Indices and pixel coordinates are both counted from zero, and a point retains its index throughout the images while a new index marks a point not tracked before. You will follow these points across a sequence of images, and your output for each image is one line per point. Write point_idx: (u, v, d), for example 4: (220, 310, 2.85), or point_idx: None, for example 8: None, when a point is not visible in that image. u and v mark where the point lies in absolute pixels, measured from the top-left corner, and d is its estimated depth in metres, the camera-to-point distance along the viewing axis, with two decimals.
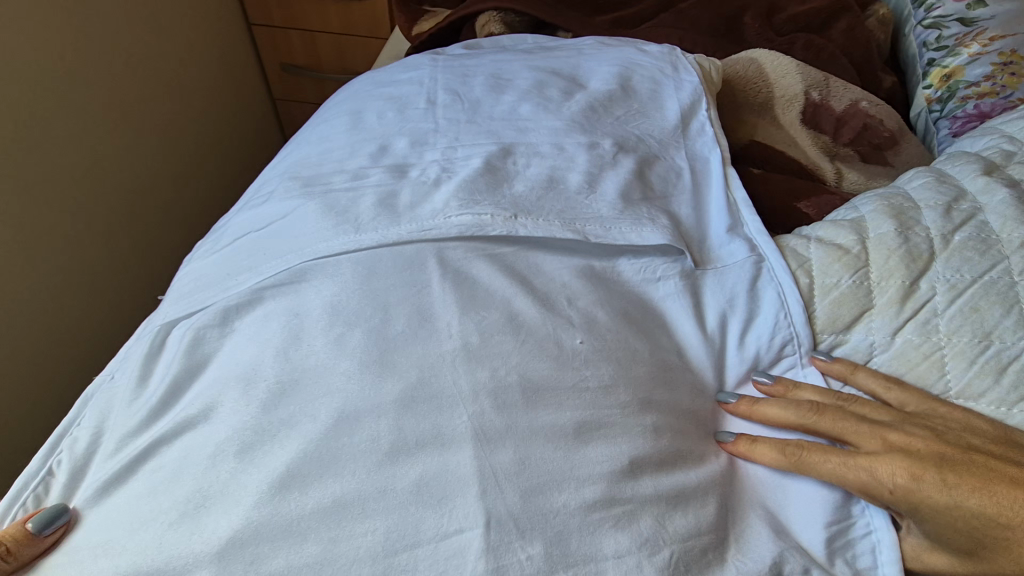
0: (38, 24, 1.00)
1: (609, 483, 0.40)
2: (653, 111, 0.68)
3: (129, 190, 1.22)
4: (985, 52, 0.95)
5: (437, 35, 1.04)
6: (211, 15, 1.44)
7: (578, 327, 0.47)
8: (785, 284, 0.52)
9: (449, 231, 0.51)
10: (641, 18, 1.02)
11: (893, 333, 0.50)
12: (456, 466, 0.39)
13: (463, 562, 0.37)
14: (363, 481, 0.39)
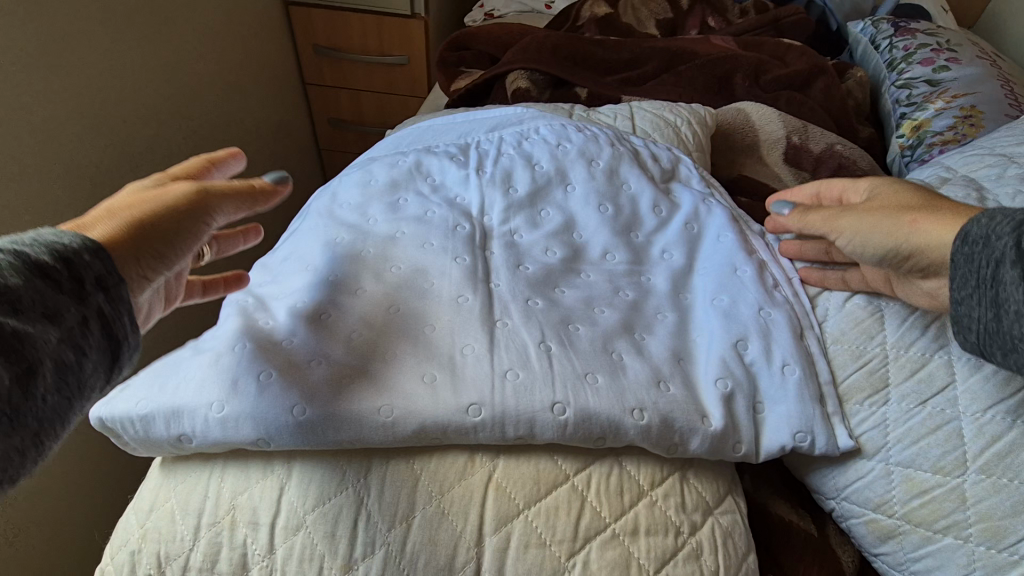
0: (143, 50, 1.17)
1: (610, 372, 0.49)
2: (692, 228, 0.64)
3: None
4: (948, 107, 1.12)
5: (472, 92, 1.23)
6: (274, 68, 1.68)
7: (643, 383, 0.48)
8: (815, 408, 0.49)
9: (521, 328, 0.50)
10: (646, 78, 1.19)
11: (845, 299, 0.56)
12: (515, 336, 0.50)
13: (532, 388, 0.46)
14: (469, 331, 0.50)
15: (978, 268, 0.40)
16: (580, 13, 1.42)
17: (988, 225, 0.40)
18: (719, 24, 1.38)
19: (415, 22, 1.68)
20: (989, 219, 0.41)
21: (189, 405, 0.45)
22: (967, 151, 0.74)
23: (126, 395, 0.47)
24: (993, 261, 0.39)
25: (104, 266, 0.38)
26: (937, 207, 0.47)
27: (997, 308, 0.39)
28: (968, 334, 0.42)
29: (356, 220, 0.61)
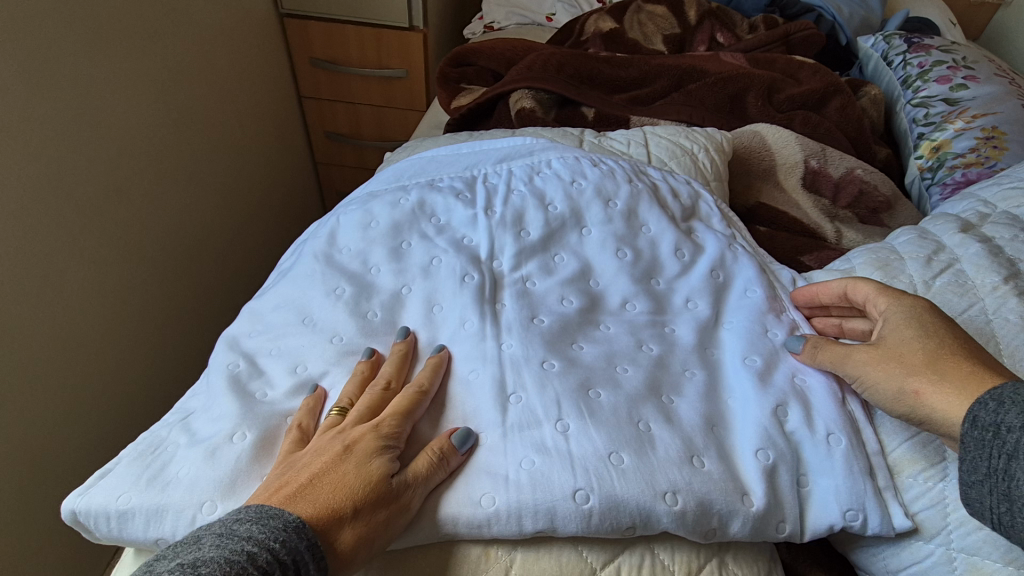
0: (133, 73, 1.12)
1: (634, 446, 0.44)
2: (717, 274, 0.60)
3: (186, 248, 1.32)
4: (969, 128, 1.08)
5: (474, 111, 1.18)
6: (270, 84, 1.63)
7: (673, 460, 0.43)
8: (868, 485, 0.44)
9: (532, 402, 0.47)
10: (654, 96, 1.15)
11: None
12: (529, 411, 0.46)
13: (550, 480, 0.42)
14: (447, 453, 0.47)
15: (990, 457, 0.39)
16: (584, 28, 1.39)
17: (997, 411, 0.39)
18: (728, 39, 1.33)
19: (413, 35, 1.64)
20: (997, 404, 0.39)
21: (180, 501, 0.47)
22: (1004, 184, 0.69)
23: (108, 485, 0.49)
24: (1005, 454, 0.38)
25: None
26: (941, 367, 0.43)
27: (1012, 502, 0.37)
28: (980, 518, 0.40)
29: (357, 270, 0.60)
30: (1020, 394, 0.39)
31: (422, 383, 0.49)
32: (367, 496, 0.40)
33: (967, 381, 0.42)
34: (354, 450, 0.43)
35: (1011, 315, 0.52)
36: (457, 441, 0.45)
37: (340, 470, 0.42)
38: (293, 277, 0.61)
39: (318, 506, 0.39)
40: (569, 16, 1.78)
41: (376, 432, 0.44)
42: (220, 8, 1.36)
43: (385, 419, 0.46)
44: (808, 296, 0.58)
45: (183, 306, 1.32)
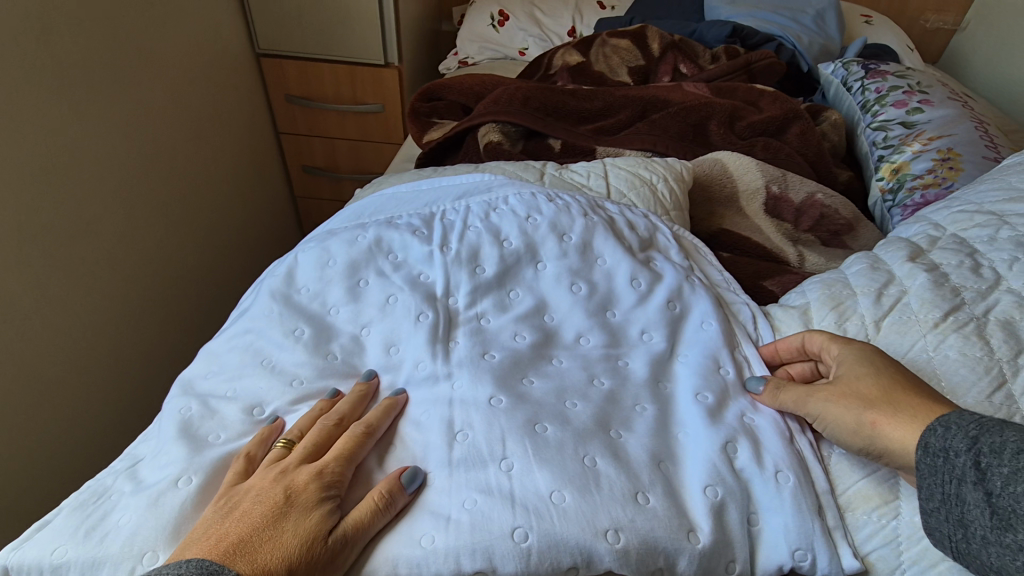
0: (107, 118, 1.12)
1: (580, 487, 0.43)
2: (675, 305, 0.60)
3: (160, 287, 1.30)
4: (926, 150, 1.10)
5: (444, 145, 1.20)
6: (246, 121, 1.64)
7: (619, 500, 0.43)
8: (817, 523, 0.44)
9: (478, 437, 0.46)
10: (620, 127, 1.17)
11: None
12: (476, 449, 0.46)
13: (491, 523, 0.41)
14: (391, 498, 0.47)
15: (943, 483, 0.40)
16: (552, 62, 1.43)
17: (945, 436, 0.41)
18: (691, 70, 1.37)
19: (388, 72, 1.66)
20: (945, 429, 0.41)
21: (117, 554, 0.45)
22: (954, 206, 0.70)
23: (44, 539, 0.47)
24: (955, 478, 0.39)
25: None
26: (895, 400, 0.45)
27: (967, 527, 0.38)
28: (942, 547, 0.41)
29: (314, 310, 0.59)
30: (965, 418, 0.41)
31: (370, 423, 0.48)
32: (309, 552, 0.39)
33: (917, 410, 0.44)
34: (296, 501, 0.42)
35: (951, 352, 0.52)
36: (405, 481, 0.44)
37: (280, 525, 0.40)
38: (249, 317, 0.60)
39: (257, 565, 0.38)
40: (540, 50, 1.83)
41: (319, 481, 0.43)
42: (195, 48, 1.37)
43: (329, 463, 0.45)
44: (769, 351, 0.58)
45: (157, 345, 1.30)
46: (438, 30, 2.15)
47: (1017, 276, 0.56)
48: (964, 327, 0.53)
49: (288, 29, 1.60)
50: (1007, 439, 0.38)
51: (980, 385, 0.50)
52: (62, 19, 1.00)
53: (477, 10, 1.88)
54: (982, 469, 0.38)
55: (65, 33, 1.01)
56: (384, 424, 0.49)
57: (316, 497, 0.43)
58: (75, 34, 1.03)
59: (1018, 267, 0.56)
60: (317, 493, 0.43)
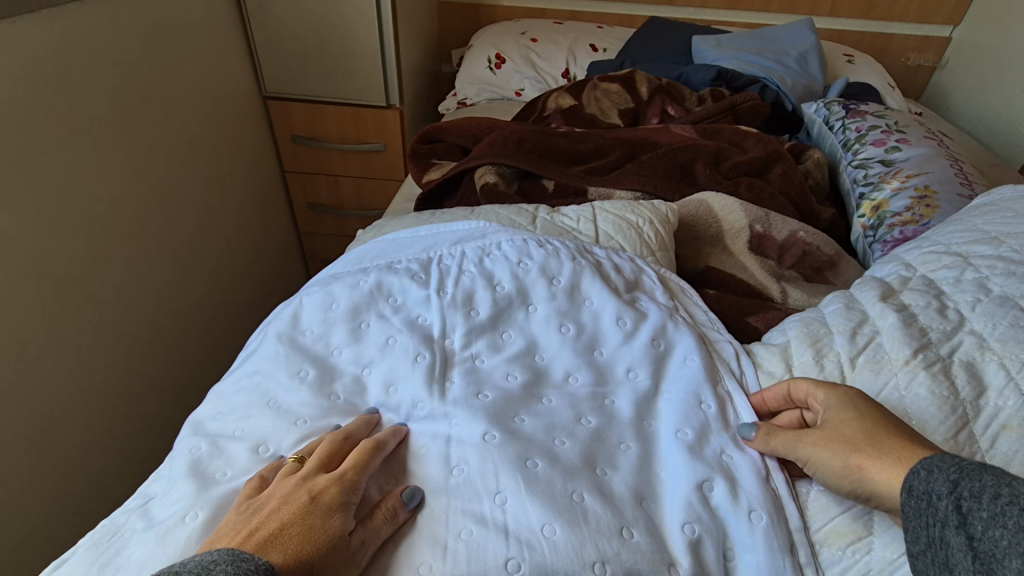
0: (121, 163, 1.18)
1: (568, 520, 0.46)
2: (659, 342, 0.64)
3: (168, 324, 1.34)
4: (904, 188, 1.15)
5: (443, 186, 1.25)
6: (252, 162, 1.70)
7: (605, 533, 0.46)
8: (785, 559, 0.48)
9: (473, 471, 0.49)
10: (611, 167, 1.23)
11: None
12: (471, 484, 0.48)
13: (484, 555, 0.44)
14: None
15: (928, 526, 0.41)
16: (546, 105, 1.50)
17: (927, 479, 0.42)
18: (679, 111, 1.44)
19: (389, 113, 1.74)
20: (927, 473, 0.42)
21: None
22: (925, 247, 0.73)
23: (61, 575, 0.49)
24: (939, 521, 0.40)
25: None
26: (878, 443, 0.47)
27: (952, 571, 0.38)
28: None
29: (319, 351, 0.63)
30: (946, 462, 0.42)
31: (381, 438, 0.52)
32: (331, 548, 0.42)
33: (902, 453, 0.46)
34: (319, 502, 0.45)
35: (921, 390, 0.54)
36: (406, 495, 0.48)
37: (308, 520, 0.43)
38: (257, 359, 0.64)
39: (287, 553, 0.41)
40: (535, 90, 1.91)
41: (340, 483, 0.47)
42: (205, 96, 1.45)
43: (347, 468, 0.48)
44: (759, 401, 0.59)
45: (164, 379, 1.33)
46: (438, 71, 2.24)
47: (979, 318, 0.58)
48: (932, 365, 0.55)
49: (294, 75, 1.68)
50: (985, 483, 0.39)
51: (946, 426, 0.52)
52: (81, 75, 1.07)
53: (475, 54, 1.97)
54: (963, 512, 0.38)
55: (84, 87, 1.08)
56: (392, 439, 0.53)
57: (336, 498, 0.46)
58: (93, 88, 1.10)
59: (981, 308, 0.59)
60: (336, 494, 0.46)
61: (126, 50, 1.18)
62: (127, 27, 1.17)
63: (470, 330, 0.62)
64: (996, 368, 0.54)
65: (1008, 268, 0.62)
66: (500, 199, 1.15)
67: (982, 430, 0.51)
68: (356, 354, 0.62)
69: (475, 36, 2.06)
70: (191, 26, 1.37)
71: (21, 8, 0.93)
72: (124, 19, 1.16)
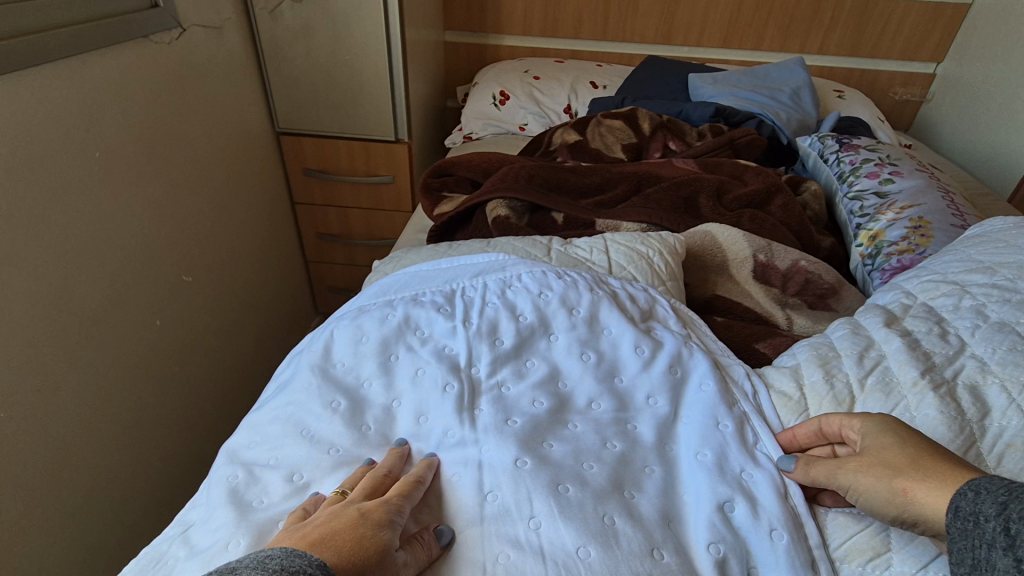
0: (142, 200, 1.22)
1: (602, 543, 0.49)
2: (676, 369, 0.67)
3: (183, 355, 1.36)
4: (899, 218, 1.20)
5: (456, 218, 1.30)
6: (265, 196, 1.76)
7: (635, 555, 0.48)
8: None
9: (508, 496, 0.52)
10: (617, 199, 1.28)
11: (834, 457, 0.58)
12: (508, 511, 0.51)
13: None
14: None
15: (973, 548, 0.41)
16: (552, 140, 1.56)
17: (976, 501, 0.42)
18: (680, 146, 1.50)
19: (399, 147, 1.80)
20: (975, 494, 0.43)
21: None
22: (923, 276, 0.77)
23: None
24: (985, 542, 0.40)
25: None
26: (921, 466, 0.48)
27: None
28: None
29: (351, 382, 0.66)
30: (994, 484, 0.43)
31: (420, 473, 0.54)
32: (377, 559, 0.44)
33: (948, 476, 0.46)
34: (368, 517, 0.47)
35: (931, 411, 0.57)
36: (436, 532, 0.50)
37: (358, 530, 0.45)
38: (289, 390, 0.66)
39: (339, 554, 0.42)
40: (539, 125, 1.98)
41: (386, 507, 0.49)
42: (221, 133, 1.50)
43: (392, 496, 0.51)
44: (788, 437, 0.61)
45: (178, 410, 1.35)
46: (444, 106, 2.32)
47: (978, 343, 0.62)
48: (939, 387, 0.58)
49: (307, 112, 1.75)
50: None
51: (956, 444, 0.54)
52: (108, 115, 1.12)
53: (480, 91, 2.05)
54: (1011, 534, 0.39)
55: (111, 129, 1.13)
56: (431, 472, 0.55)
57: (380, 516, 0.48)
58: (118, 127, 1.15)
59: (980, 334, 0.62)
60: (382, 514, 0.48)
61: (150, 91, 1.23)
62: (151, 69, 1.23)
63: (495, 359, 0.65)
64: (998, 390, 0.57)
65: (1002, 296, 0.66)
66: (513, 231, 1.19)
67: (989, 450, 0.54)
68: (387, 385, 0.65)
69: (480, 74, 2.14)
70: (211, 67, 1.44)
71: (56, 56, 0.99)
72: (149, 62, 1.22)
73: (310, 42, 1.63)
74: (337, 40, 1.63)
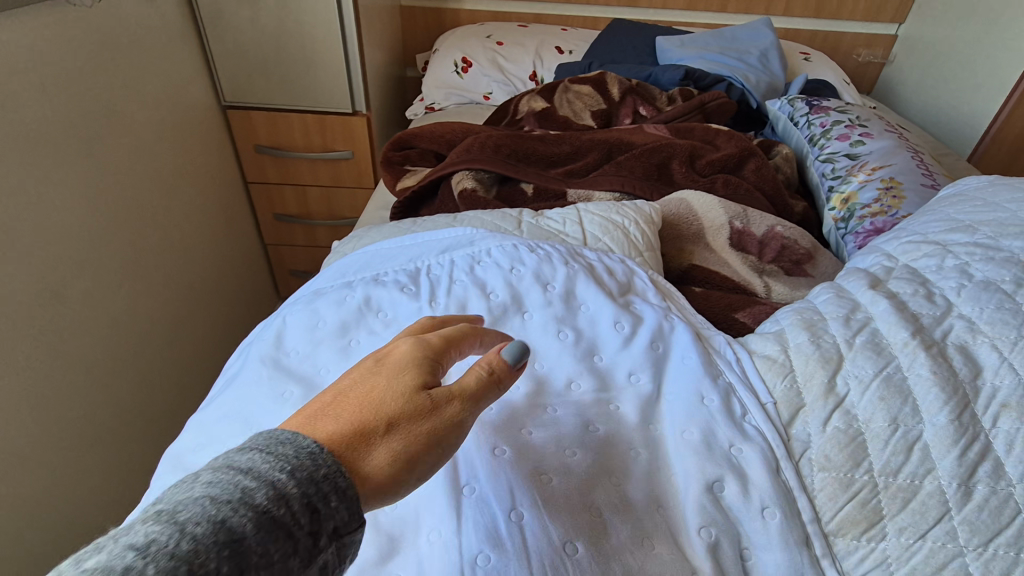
0: (72, 184, 1.10)
1: (590, 540, 0.46)
2: (659, 344, 0.63)
3: (129, 348, 1.27)
4: (871, 180, 1.18)
5: (420, 193, 1.22)
6: (214, 176, 1.64)
7: (626, 548, 0.46)
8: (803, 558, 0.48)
9: (487, 491, 0.47)
10: (588, 169, 1.22)
11: (824, 423, 0.55)
12: (487, 507, 0.46)
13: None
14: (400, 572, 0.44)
15: None
16: (518, 108, 1.49)
17: None
18: (650, 112, 1.46)
19: (357, 119, 1.70)
20: None
21: None
22: (903, 237, 0.75)
23: None
24: None
25: (344, 519, 0.29)
26: None
27: None
28: None
29: (306, 372, 0.59)
30: None
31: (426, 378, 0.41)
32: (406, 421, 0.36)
33: None
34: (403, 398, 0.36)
35: (924, 370, 0.54)
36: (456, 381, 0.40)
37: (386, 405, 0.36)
38: (239, 386, 0.60)
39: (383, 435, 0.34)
40: (504, 94, 1.90)
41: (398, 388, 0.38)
42: (161, 108, 1.38)
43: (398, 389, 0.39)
44: None
45: (125, 406, 1.27)
46: (403, 76, 2.20)
47: (966, 302, 0.60)
48: (930, 348, 0.55)
49: (255, 83, 1.62)
50: None
51: (948, 406, 0.51)
52: (27, 91, 0.99)
53: (440, 59, 1.94)
54: None
55: (34, 106, 1.01)
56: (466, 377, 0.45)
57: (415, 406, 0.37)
58: (40, 103, 1.03)
59: (966, 293, 0.60)
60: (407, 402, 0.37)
61: (76, 66, 1.11)
62: (74, 37, 1.10)
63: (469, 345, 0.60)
64: (988, 349, 0.55)
65: (986, 254, 0.64)
66: (480, 204, 1.12)
67: (983, 409, 0.51)
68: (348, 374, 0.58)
69: (440, 40, 2.03)
70: (144, 34, 1.31)
71: None
72: (71, 29, 1.09)
73: (255, 6, 1.50)
74: (285, 4, 1.50)
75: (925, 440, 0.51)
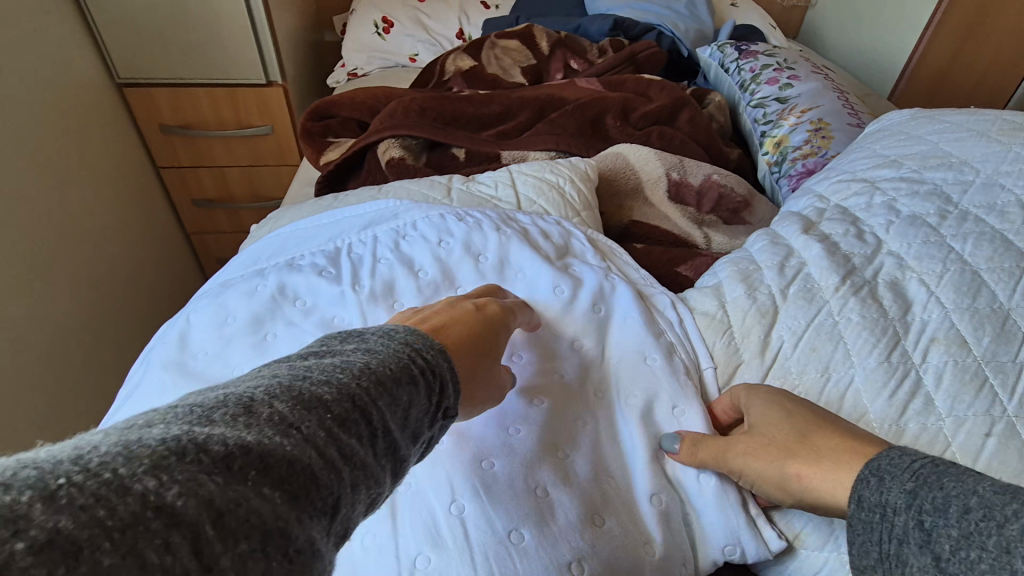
0: None
1: (537, 523, 0.43)
2: (601, 306, 0.60)
3: (39, 362, 1.15)
4: (800, 122, 1.19)
5: (344, 165, 1.13)
6: (118, 162, 1.48)
7: (574, 527, 0.44)
8: (742, 516, 0.48)
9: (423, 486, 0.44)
10: (520, 129, 1.17)
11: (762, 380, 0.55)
12: (424, 504, 0.43)
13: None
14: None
15: None
16: (444, 68, 1.40)
17: None
18: (581, 65, 1.41)
19: (272, 90, 1.56)
20: None
21: None
22: (833, 176, 0.75)
23: None
24: None
25: (454, 402, 0.39)
26: None
27: None
28: None
29: (217, 375, 0.53)
30: None
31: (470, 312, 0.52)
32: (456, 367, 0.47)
33: None
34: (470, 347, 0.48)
35: (854, 314, 0.54)
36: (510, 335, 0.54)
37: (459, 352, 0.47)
38: (141, 397, 0.53)
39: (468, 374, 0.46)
40: (431, 55, 1.79)
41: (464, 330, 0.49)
42: (44, 89, 1.21)
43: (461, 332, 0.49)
44: None
45: (41, 425, 1.15)
46: (321, 40, 2.04)
47: (894, 239, 0.60)
48: (860, 290, 0.55)
49: (153, 55, 1.45)
50: None
51: (878, 348, 0.51)
52: None
53: (359, 19, 1.80)
54: None
55: None
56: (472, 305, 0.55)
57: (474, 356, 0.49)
58: None
59: (894, 229, 0.60)
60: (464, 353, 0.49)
61: None
62: None
63: None
64: (917, 285, 0.55)
65: (911, 188, 0.64)
66: (408, 173, 1.05)
67: (914, 345, 0.51)
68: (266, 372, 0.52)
69: None
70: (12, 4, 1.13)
71: None
72: None
73: None
74: None
75: (856, 385, 0.51)
